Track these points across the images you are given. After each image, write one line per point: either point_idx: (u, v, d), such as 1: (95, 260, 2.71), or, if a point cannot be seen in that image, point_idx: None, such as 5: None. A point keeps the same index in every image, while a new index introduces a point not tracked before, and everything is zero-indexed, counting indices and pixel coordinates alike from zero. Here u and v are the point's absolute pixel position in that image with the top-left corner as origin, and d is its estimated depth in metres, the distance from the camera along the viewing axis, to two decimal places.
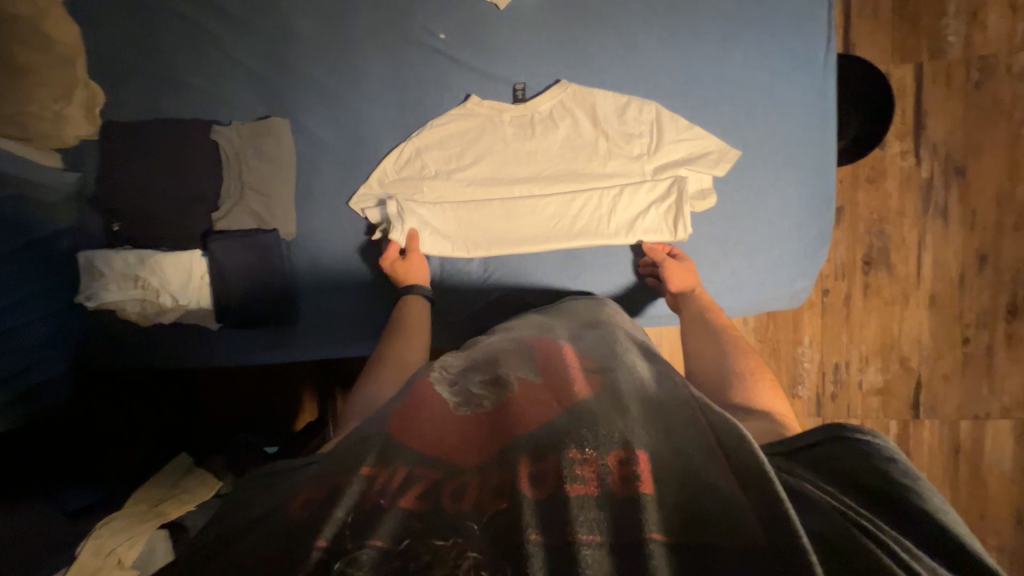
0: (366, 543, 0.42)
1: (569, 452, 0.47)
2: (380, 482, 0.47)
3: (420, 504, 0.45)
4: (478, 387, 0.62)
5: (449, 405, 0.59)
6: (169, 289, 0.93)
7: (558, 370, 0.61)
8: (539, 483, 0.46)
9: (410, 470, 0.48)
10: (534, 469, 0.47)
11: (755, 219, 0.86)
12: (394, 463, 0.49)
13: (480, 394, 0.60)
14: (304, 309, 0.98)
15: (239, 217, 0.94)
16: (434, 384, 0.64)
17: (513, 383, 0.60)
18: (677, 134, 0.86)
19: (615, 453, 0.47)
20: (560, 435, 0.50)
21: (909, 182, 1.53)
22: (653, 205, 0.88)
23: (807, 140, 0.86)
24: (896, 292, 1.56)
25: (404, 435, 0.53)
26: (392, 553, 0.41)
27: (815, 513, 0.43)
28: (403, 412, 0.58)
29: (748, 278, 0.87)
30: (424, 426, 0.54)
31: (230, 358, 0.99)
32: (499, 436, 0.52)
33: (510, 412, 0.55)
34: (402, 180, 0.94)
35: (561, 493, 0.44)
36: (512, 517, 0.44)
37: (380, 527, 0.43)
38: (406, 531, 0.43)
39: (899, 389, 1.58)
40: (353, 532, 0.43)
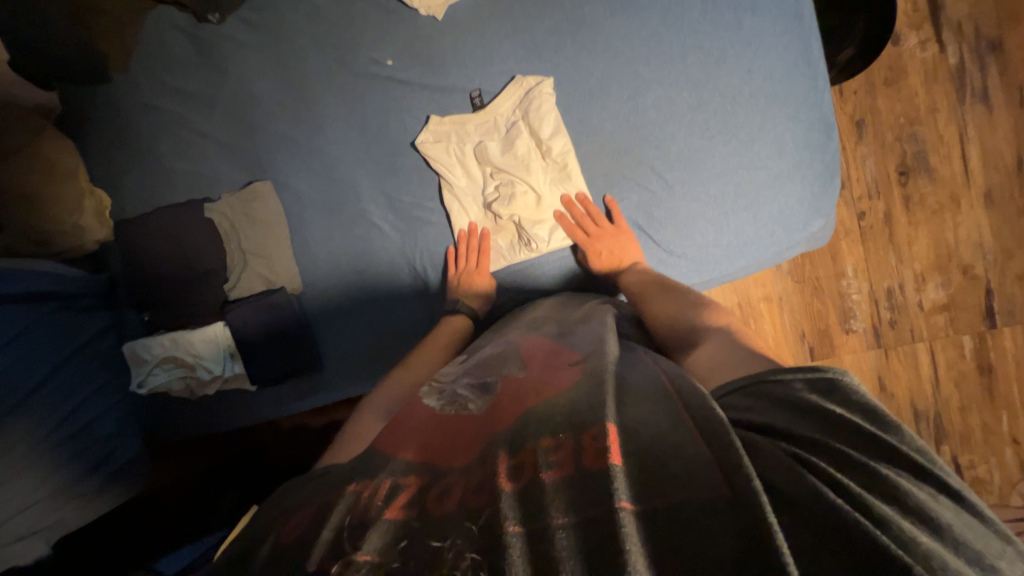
0: (357, 554, 0.43)
1: (542, 443, 0.49)
2: (366, 496, 0.49)
3: (408, 512, 0.47)
4: (464, 388, 0.65)
5: (434, 409, 0.62)
6: (203, 361, 0.99)
7: (543, 369, 0.64)
8: (517, 477, 0.47)
9: (396, 480, 0.51)
10: (512, 462, 0.48)
11: (751, 169, 0.80)
12: (378, 479, 0.51)
13: (466, 396, 0.63)
14: (326, 353, 1.02)
15: (249, 282, 0.99)
16: (424, 396, 0.66)
17: (499, 384, 0.63)
18: (646, 99, 0.81)
19: (586, 433, 0.48)
20: (529, 430, 0.51)
21: (936, 73, 1.37)
22: (637, 180, 0.83)
23: (791, 70, 0.79)
24: (944, 196, 1.41)
25: (392, 450, 0.56)
26: (391, 558, 0.42)
27: (770, 471, 0.42)
28: (392, 431, 0.61)
29: (756, 233, 0.81)
30: (411, 434, 0.58)
31: (271, 409, 1.06)
32: (482, 433, 0.55)
33: (495, 416, 0.57)
34: (389, 213, 0.96)
35: (536, 481, 0.45)
36: (492, 510, 0.44)
37: (368, 538, 0.44)
38: (392, 538, 0.44)
39: (967, 301, 1.43)
40: (336, 550, 0.44)
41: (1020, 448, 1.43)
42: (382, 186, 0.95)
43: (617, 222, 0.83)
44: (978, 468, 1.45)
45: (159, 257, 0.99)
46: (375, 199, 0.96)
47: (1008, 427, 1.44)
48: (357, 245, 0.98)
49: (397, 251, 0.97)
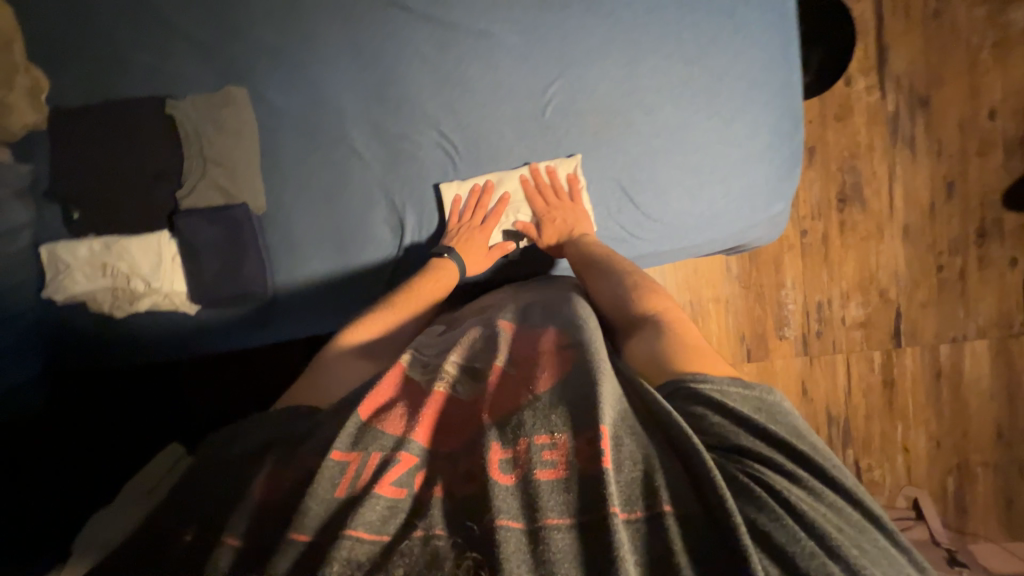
0: (347, 530, 0.49)
1: (537, 438, 0.53)
2: (354, 471, 0.54)
3: (399, 492, 0.53)
4: (449, 364, 0.66)
5: (421, 383, 0.64)
6: (140, 273, 0.90)
7: (533, 356, 0.65)
8: (510, 467, 0.52)
9: (387, 454, 0.55)
10: (508, 455, 0.53)
11: (728, 146, 0.85)
12: (366, 450, 0.56)
13: (450, 373, 0.65)
14: (283, 282, 0.95)
15: (204, 192, 0.90)
16: (406, 366, 0.67)
17: (486, 372, 0.64)
18: (642, 69, 0.85)
19: (581, 437, 0.53)
20: (525, 426, 0.54)
21: (876, 117, 1.56)
22: (626, 144, 0.86)
23: (772, 63, 0.85)
24: (871, 226, 1.59)
25: (378, 421, 0.59)
26: (382, 537, 0.50)
27: (747, 492, 0.50)
28: (372, 399, 0.61)
29: (724, 207, 0.87)
30: (401, 412, 0.60)
31: (215, 337, 0.98)
32: (474, 424, 0.58)
33: (487, 402, 0.59)
34: (377, 143, 0.90)
35: (531, 478, 0.51)
36: (485, 499, 0.50)
37: (362, 515, 0.50)
38: (384, 514, 0.51)
39: (880, 320, 1.62)
40: (329, 528, 0.50)
41: (908, 456, 1.63)
42: (369, 113, 0.90)
43: (575, 194, 0.86)
44: (874, 471, 1.63)
45: (108, 152, 0.90)
46: (360, 125, 0.91)
47: (901, 436, 1.63)
48: (334, 171, 0.92)
49: (376, 183, 0.91)
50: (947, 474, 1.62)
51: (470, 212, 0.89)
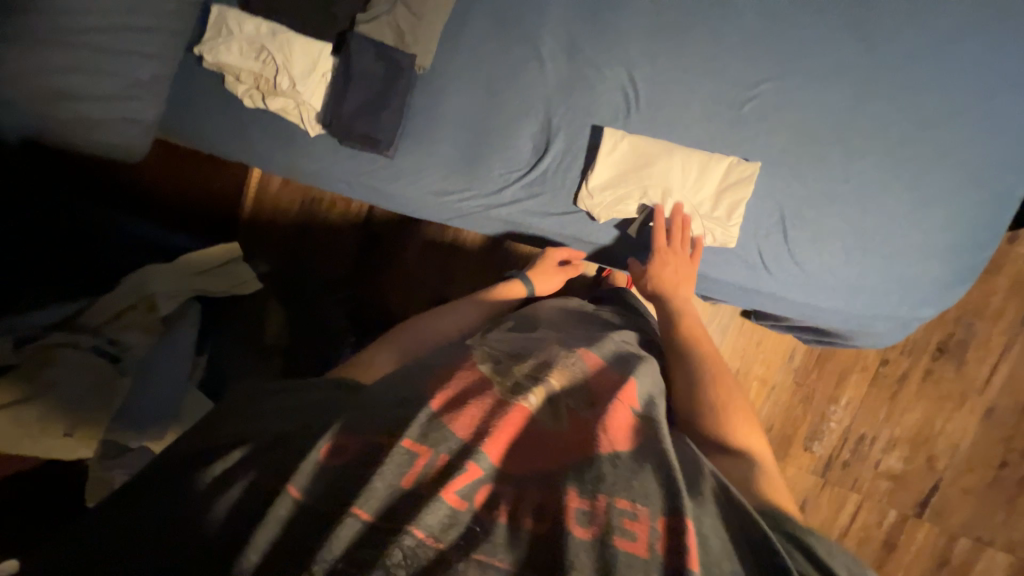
0: (406, 527, 0.41)
1: (620, 500, 0.44)
2: (421, 467, 0.45)
3: (462, 503, 0.44)
4: (523, 376, 0.57)
5: (492, 385, 0.54)
6: (290, 71, 0.88)
7: (619, 407, 0.56)
8: (588, 523, 0.43)
9: (453, 457, 0.46)
10: (587, 507, 0.44)
11: (911, 225, 0.77)
12: (435, 449, 0.46)
13: (529, 382, 0.55)
14: (405, 145, 0.93)
15: (380, 27, 0.87)
16: (477, 359, 0.59)
17: (564, 406, 0.55)
18: (867, 109, 0.77)
19: (669, 518, 0.44)
20: (613, 486, 0.45)
21: (1021, 288, 1.43)
22: (810, 174, 0.78)
23: (1002, 166, 0.76)
24: (956, 389, 1.48)
25: (449, 415, 0.49)
26: (431, 547, 0.41)
27: None
28: (449, 387, 0.52)
29: (873, 284, 0.79)
30: (473, 406, 0.50)
31: (318, 165, 0.98)
32: (553, 458, 0.49)
33: (563, 442, 0.51)
34: (564, 59, 0.86)
35: (612, 545, 0.42)
36: (558, 552, 0.41)
37: (423, 518, 0.42)
38: (443, 523, 0.43)
39: (914, 483, 1.51)
40: (389, 517, 0.42)
41: None
42: (570, 25, 0.85)
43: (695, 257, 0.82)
44: None
45: None
46: (556, 34, 0.86)
47: None
48: (508, 67, 0.88)
49: (542, 96, 0.87)
50: None
51: (619, 173, 0.83)
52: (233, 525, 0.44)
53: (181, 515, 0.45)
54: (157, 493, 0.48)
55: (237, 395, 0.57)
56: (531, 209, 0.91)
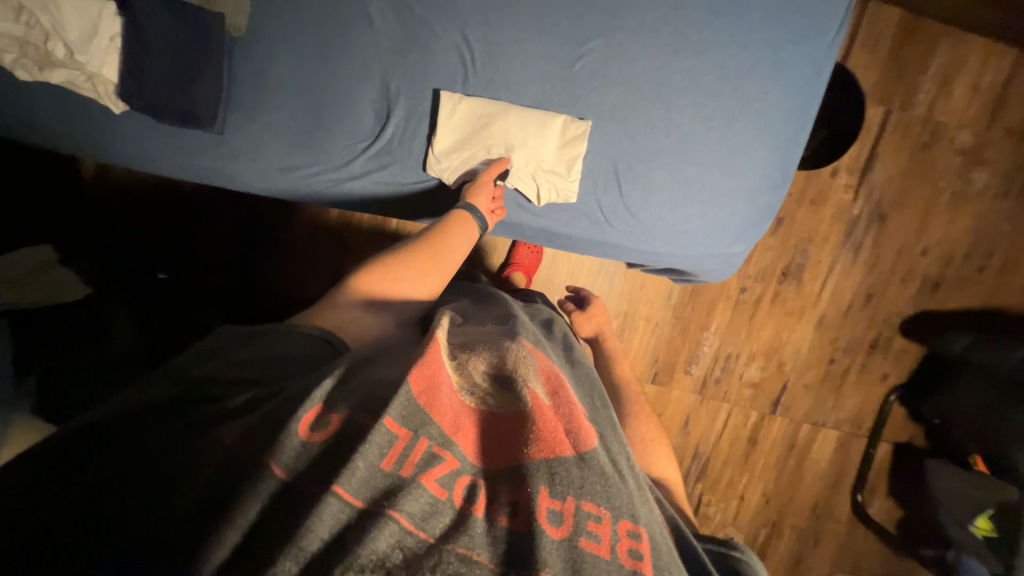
0: (391, 512, 0.45)
1: (586, 503, 0.52)
2: (402, 448, 0.49)
3: (440, 489, 0.49)
4: (479, 373, 0.61)
5: (457, 386, 0.58)
6: (64, 36, 0.73)
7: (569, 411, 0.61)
8: (557, 522, 0.50)
9: (434, 448, 0.50)
10: (555, 507, 0.50)
11: (722, 173, 0.87)
12: (418, 432, 0.50)
13: (482, 387, 0.60)
14: (235, 121, 0.85)
15: None
16: (440, 343, 0.60)
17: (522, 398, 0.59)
18: (680, 65, 0.83)
19: (623, 522, 0.54)
20: (575, 485, 0.53)
21: (842, 215, 1.69)
22: (635, 132, 0.84)
23: (792, 113, 0.87)
24: (797, 305, 1.75)
25: (427, 399, 0.52)
26: (411, 535, 0.45)
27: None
28: (423, 374, 0.54)
29: (696, 228, 0.90)
30: (441, 398, 0.54)
31: (136, 146, 0.87)
32: (512, 451, 0.54)
33: (524, 426, 0.56)
34: (394, 17, 0.81)
35: (575, 539, 0.50)
36: (526, 541, 0.48)
37: (407, 504, 0.46)
38: (427, 509, 0.47)
39: (769, 386, 1.81)
40: (375, 503, 0.46)
41: (740, 503, 1.86)
42: None
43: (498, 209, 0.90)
44: (710, 506, 1.85)
45: None
46: None
47: (742, 486, 1.85)
48: (337, 26, 0.81)
49: (376, 59, 0.82)
50: (761, 527, 1.87)
51: (463, 138, 0.85)
52: (196, 500, 0.45)
53: (123, 481, 0.45)
54: (111, 456, 0.47)
55: (212, 341, 0.63)
56: (382, 170, 0.88)
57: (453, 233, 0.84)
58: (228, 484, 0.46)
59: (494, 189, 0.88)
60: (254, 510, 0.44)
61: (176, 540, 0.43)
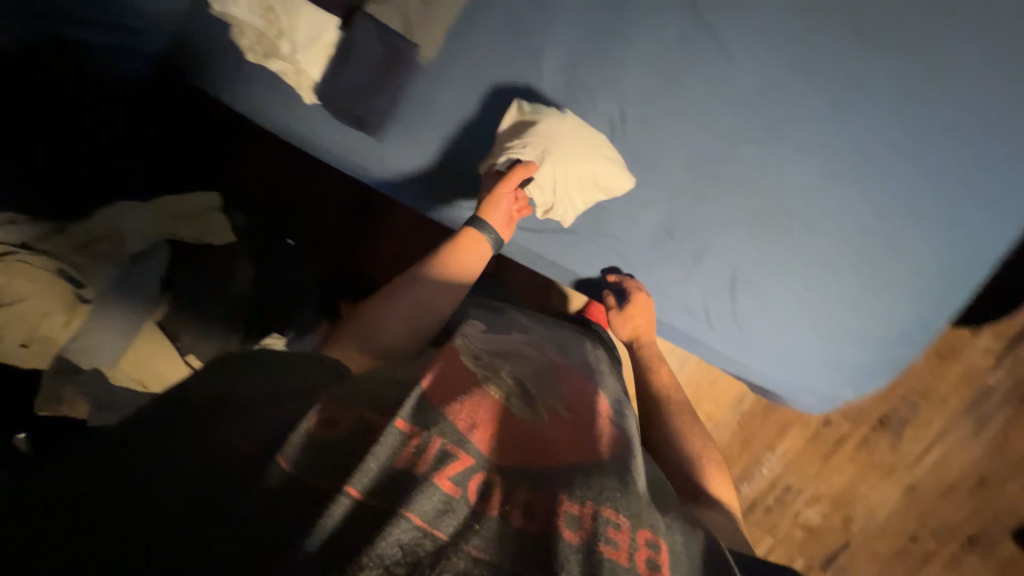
0: (404, 510, 0.45)
1: (604, 512, 0.52)
2: (414, 447, 0.50)
3: (455, 489, 0.49)
4: (500, 377, 0.67)
5: (474, 381, 0.63)
6: (292, 37, 0.87)
7: (581, 422, 0.68)
8: (576, 525, 0.50)
9: (447, 447, 0.51)
10: (574, 511, 0.52)
11: (851, 313, 0.80)
12: (430, 430, 0.52)
13: (507, 387, 0.67)
14: (391, 134, 0.95)
15: (390, 11, 0.88)
16: (460, 351, 0.67)
17: (539, 408, 0.66)
18: (835, 191, 0.79)
19: (642, 531, 0.54)
20: (588, 486, 0.55)
21: (972, 380, 1.47)
22: (768, 248, 0.81)
23: (950, 276, 0.79)
24: (886, 461, 1.53)
25: (441, 402, 0.56)
26: (422, 529, 0.45)
27: None
28: (433, 375, 0.59)
29: (802, 359, 0.83)
30: (454, 391, 0.59)
31: (309, 131, 1.03)
32: (530, 456, 0.58)
33: (538, 440, 0.60)
34: (563, 83, 0.87)
35: (596, 548, 0.49)
36: (548, 540, 0.48)
37: (421, 499, 0.46)
38: (439, 508, 0.47)
39: (826, 537, 1.59)
40: (388, 488, 0.47)
41: None
42: (576, 50, 0.86)
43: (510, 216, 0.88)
44: None
45: None
46: (560, 55, 0.86)
47: None
48: (507, 76, 0.89)
49: (533, 113, 0.88)
50: None
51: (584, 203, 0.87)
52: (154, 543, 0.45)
53: (104, 520, 0.47)
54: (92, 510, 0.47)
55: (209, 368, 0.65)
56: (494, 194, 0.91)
57: (465, 247, 0.85)
58: (233, 469, 0.50)
59: (512, 193, 0.85)
60: (253, 506, 0.45)
61: (159, 537, 0.45)
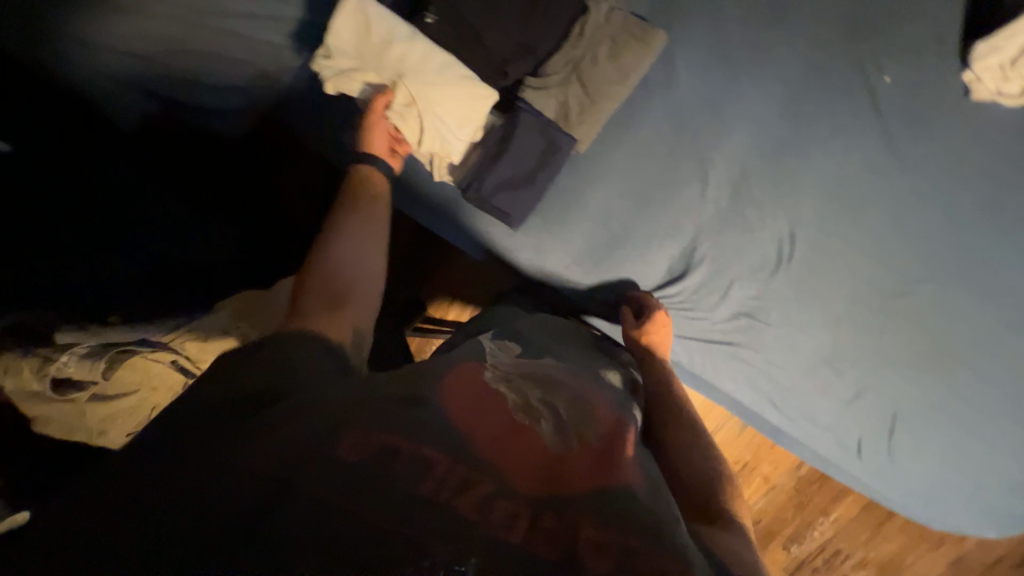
0: (399, 534, 0.35)
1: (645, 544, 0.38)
2: (401, 454, 0.40)
3: (439, 496, 0.38)
4: (537, 397, 0.52)
5: (506, 403, 0.49)
6: (432, 121, 0.75)
7: (613, 427, 0.51)
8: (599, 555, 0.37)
9: (472, 472, 0.40)
10: (596, 536, 0.38)
11: (1009, 461, 0.80)
12: (446, 450, 0.41)
13: (539, 406, 0.51)
14: (526, 228, 0.86)
15: (548, 98, 0.81)
16: (490, 376, 0.53)
17: (569, 419, 0.50)
18: (1007, 336, 0.78)
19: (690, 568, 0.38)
20: (627, 510, 0.41)
21: None
22: (934, 391, 0.79)
23: None
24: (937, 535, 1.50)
25: (452, 411, 0.46)
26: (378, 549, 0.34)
27: None
28: (458, 396, 0.48)
29: (954, 501, 0.82)
30: (481, 414, 0.47)
31: (430, 215, 0.91)
32: (508, 445, 0.44)
33: (532, 436, 0.46)
34: (730, 193, 0.81)
35: None
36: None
37: (428, 525, 0.36)
38: (441, 529, 0.36)
39: None
40: (368, 498, 0.36)
41: None
42: (748, 161, 0.81)
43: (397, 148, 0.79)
44: None
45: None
46: (729, 162, 0.81)
47: None
48: (666, 177, 0.83)
49: (694, 222, 0.83)
50: None
51: (740, 326, 0.83)
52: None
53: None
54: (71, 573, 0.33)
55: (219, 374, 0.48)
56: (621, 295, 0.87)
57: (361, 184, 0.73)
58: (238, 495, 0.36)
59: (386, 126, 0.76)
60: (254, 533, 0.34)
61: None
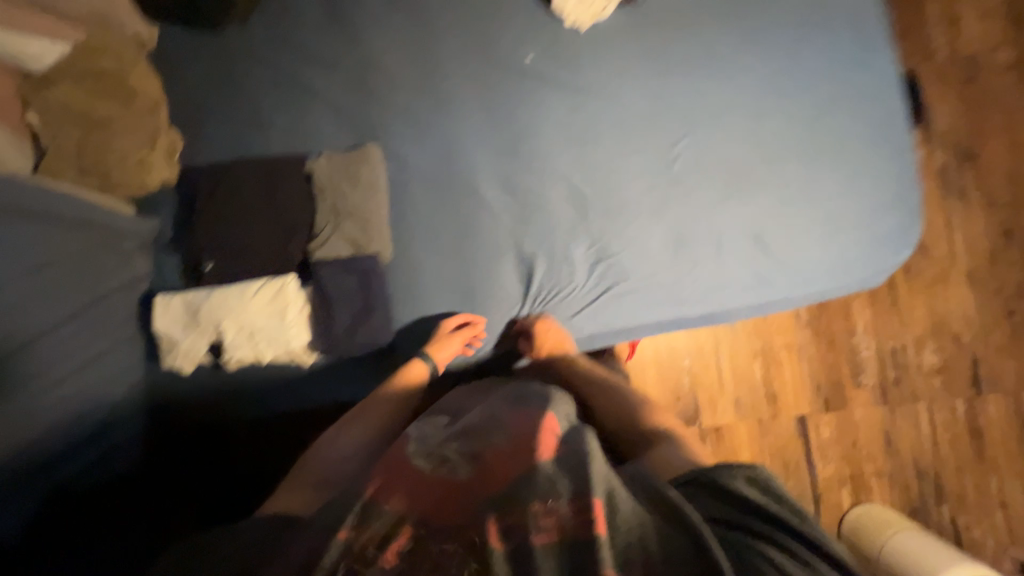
0: None
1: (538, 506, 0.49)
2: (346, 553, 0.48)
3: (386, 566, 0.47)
4: (452, 450, 0.60)
5: (424, 465, 0.57)
6: (262, 330, 0.87)
7: (523, 430, 0.60)
8: (508, 536, 0.48)
9: (399, 533, 0.49)
10: (505, 523, 0.49)
11: (851, 200, 0.93)
12: (373, 526, 0.49)
13: (452, 454, 0.59)
14: (400, 337, 0.92)
15: (335, 243, 0.90)
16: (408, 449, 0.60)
17: (484, 449, 0.58)
18: (759, 129, 0.93)
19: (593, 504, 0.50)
20: (524, 488, 0.51)
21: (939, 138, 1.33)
22: (761, 200, 0.92)
23: (886, 127, 0.94)
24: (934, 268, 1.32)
25: (381, 493, 0.52)
26: None
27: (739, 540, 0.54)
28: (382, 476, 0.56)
29: (855, 254, 0.93)
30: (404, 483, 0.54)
31: (321, 392, 0.91)
32: (433, 500, 0.52)
33: (451, 481, 0.54)
34: (511, 195, 0.94)
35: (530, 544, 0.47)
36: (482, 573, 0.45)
37: None
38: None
39: (957, 368, 1.31)
40: None
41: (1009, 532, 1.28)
42: (502, 167, 0.94)
43: None
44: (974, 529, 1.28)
45: (244, 207, 0.91)
46: (492, 178, 0.94)
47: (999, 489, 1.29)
48: (461, 221, 0.93)
49: (506, 233, 0.93)
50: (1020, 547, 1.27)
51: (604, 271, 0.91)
52: None
53: None
54: None
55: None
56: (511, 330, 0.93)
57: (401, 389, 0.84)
58: None
59: None
60: None
61: None
